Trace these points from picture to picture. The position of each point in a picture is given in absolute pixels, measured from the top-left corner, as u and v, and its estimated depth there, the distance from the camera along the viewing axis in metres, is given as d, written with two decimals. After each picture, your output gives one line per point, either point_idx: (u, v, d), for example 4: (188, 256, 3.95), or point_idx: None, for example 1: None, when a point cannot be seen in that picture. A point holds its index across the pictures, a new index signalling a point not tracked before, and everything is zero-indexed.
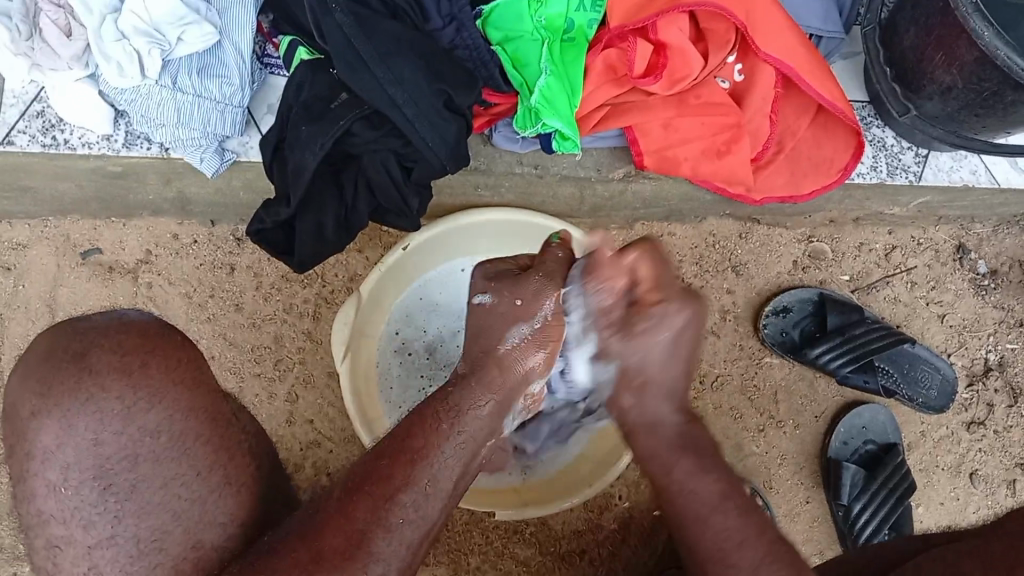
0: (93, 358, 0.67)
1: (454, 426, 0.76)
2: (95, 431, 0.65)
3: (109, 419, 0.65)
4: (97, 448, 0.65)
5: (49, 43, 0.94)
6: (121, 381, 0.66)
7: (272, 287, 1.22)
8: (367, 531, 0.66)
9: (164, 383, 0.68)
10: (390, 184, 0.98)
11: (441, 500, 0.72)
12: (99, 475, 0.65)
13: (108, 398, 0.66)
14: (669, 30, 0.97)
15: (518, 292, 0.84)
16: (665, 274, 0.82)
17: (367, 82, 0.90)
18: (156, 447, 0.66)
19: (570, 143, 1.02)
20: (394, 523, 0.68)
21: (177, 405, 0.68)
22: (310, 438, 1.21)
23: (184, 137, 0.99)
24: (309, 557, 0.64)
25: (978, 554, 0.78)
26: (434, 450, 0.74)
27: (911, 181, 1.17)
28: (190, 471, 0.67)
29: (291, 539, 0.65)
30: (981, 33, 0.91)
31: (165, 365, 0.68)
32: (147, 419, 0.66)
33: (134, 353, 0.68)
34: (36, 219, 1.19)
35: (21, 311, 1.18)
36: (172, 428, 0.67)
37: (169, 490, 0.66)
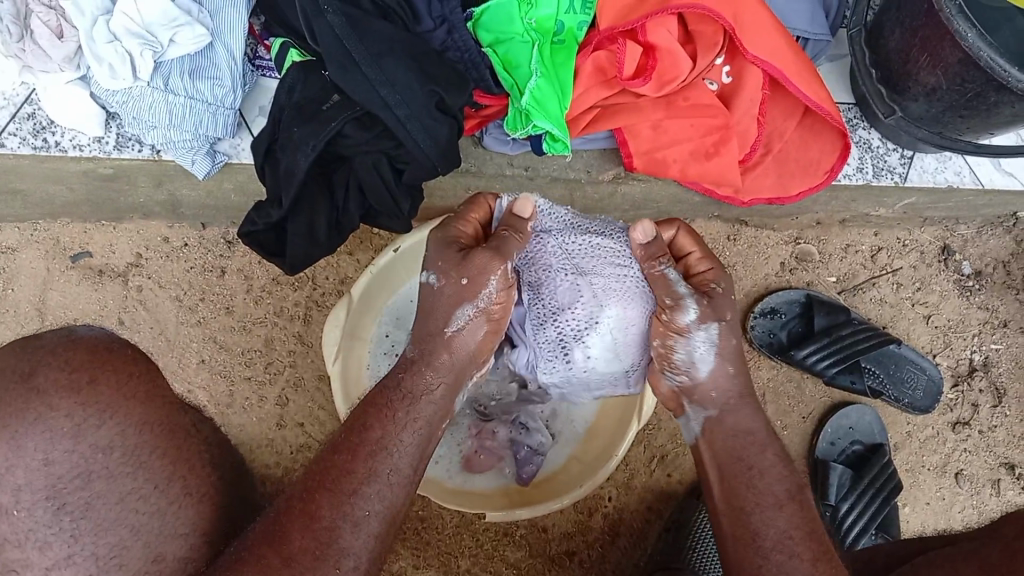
0: (40, 378, 0.63)
1: (409, 413, 0.80)
2: (45, 450, 0.62)
3: (59, 437, 0.63)
4: (48, 468, 0.62)
5: (41, 46, 0.93)
6: (70, 400, 0.63)
7: (263, 290, 1.22)
8: (333, 527, 0.71)
9: (115, 398, 0.65)
10: (381, 185, 0.99)
11: (402, 485, 0.77)
12: (51, 496, 0.62)
13: (56, 418, 0.63)
14: (658, 31, 0.98)
15: (463, 272, 0.81)
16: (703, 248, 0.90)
17: (359, 82, 0.91)
18: (109, 464, 0.64)
19: (560, 144, 1.03)
20: (359, 515, 0.73)
21: (130, 420, 0.65)
22: (299, 442, 1.21)
23: (175, 139, 0.99)
24: (280, 560, 0.68)
25: (976, 558, 0.79)
26: (394, 440, 0.78)
27: (896, 182, 1.18)
28: (146, 485, 0.65)
29: (257, 543, 0.68)
30: (964, 35, 0.93)
31: (116, 381, 0.66)
32: (98, 434, 0.64)
33: (83, 370, 0.65)
34: (26, 222, 1.19)
35: (9, 314, 1.18)
36: (125, 444, 0.65)
37: (125, 506, 0.64)
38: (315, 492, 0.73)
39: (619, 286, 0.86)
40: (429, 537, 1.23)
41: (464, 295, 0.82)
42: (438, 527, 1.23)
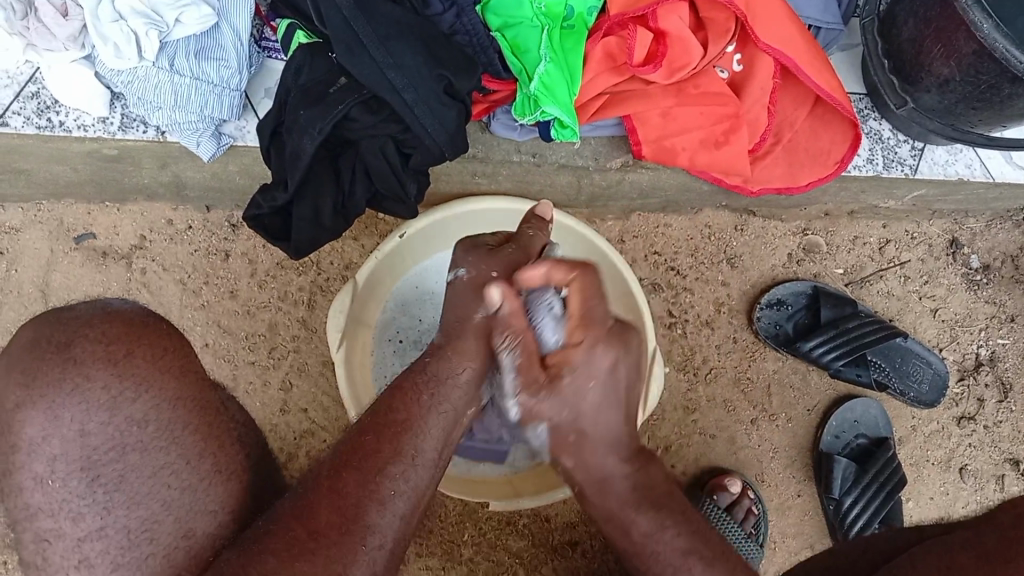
0: (77, 349, 0.63)
1: (433, 396, 0.78)
2: (81, 421, 0.62)
3: (94, 409, 0.62)
4: (84, 439, 0.62)
5: (44, 23, 0.93)
6: (106, 370, 0.63)
7: (267, 274, 1.21)
8: (360, 504, 0.66)
9: (150, 371, 0.65)
10: (387, 168, 0.98)
11: (427, 468, 0.73)
12: (86, 467, 0.61)
13: (92, 389, 0.62)
14: (669, 18, 0.97)
15: (494, 266, 0.87)
16: (597, 308, 0.80)
17: (367, 65, 0.90)
18: (144, 437, 0.63)
19: (569, 130, 1.03)
20: (385, 494, 0.68)
21: (164, 394, 0.64)
22: (303, 427, 1.20)
23: (181, 120, 0.98)
24: (307, 535, 0.62)
25: (973, 545, 0.78)
26: (418, 420, 0.75)
27: (907, 174, 1.17)
28: (179, 460, 0.64)
29: (287, 516, 0.64)
30: (979, 26, 0.91)
31: (150, 355, 0.65)
32: (134, 407, 0.63)
33: (120, 343, 0.65)
34: (29, 202, 1.18)
35: (13, 295, 1.17)
36: (159, 417, 0.64)
37: (158, 480, 0.62)
38: (344, 469, 0.68)
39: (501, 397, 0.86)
40: (432, 526, 1.22)
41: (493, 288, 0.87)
42: (441, 515, 1.23)
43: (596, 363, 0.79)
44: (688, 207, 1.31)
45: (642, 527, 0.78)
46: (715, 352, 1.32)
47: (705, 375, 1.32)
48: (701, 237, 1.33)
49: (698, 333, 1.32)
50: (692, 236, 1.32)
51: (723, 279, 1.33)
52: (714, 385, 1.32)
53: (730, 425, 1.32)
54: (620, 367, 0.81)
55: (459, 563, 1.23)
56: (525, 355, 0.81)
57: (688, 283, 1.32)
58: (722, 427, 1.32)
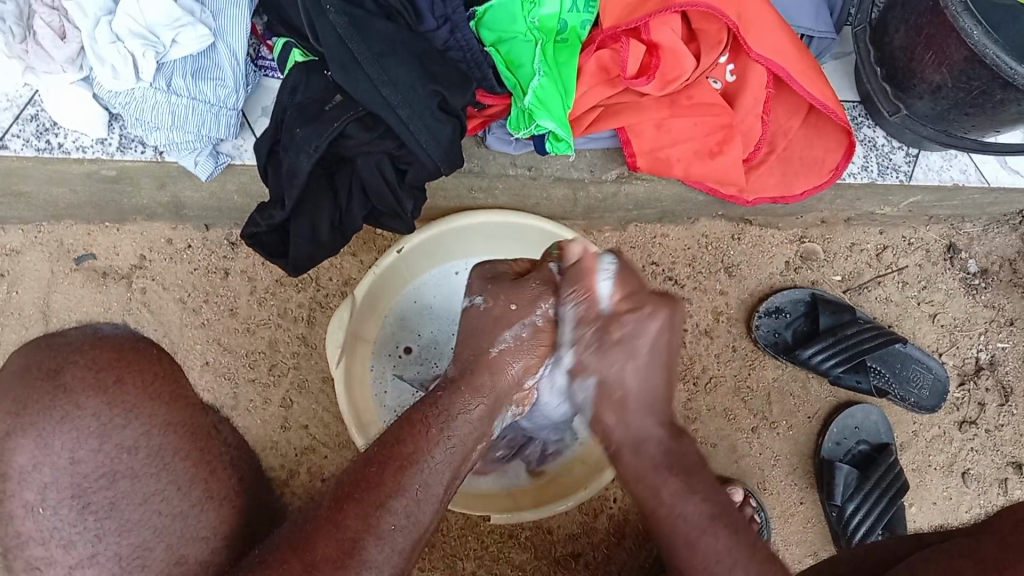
0: (67, 375, 0.58)
1: (443, 430, 0.80)
2: (71, 449, 0.57)
3: (85, 437, 0.57)
4: (73, 467, 0.57)
5: (43, 46, 0.94)
6: (96, 399, 0.58)
7: (266, 291, 1.21)
8: (357, 538, 0.68)
9: (141, 398, 0.59)
10: (383, 185, 0.98)
11: (431, 503, 0.75)
12: (76, 495, 0.57)
13: (81, 417, 0.57)
14: (662, 30, 0.97)
15: (512, 296, 0.87)
16: (634, 285, 0.86)
17: (361, 82, 0.91)
18: (134, 464, 0.58)
19: (564, 143, 1.03)
20: (383, 529, 0.70)
21: (153, 420, 0.59)
22: (304, 443, 1.20)
23: (178, 140, 0.99)
24: (301, 569, 0.63)
25: (972, 553, 0.78)
26: (424, 454, 0.77)
27: (901, 180, 1.18)
28: (170, 487, 0.59)
29: (281, 547, 0.64)
30: (970, 32, 0.93)
31: (142, 382, 0.60)
32: (124, 434, 0.58)
33: (110, 368, 0.59)
34: (29, 224, 1.19)
35: (14, 316, 1.18)
36: (149, 444, 0.59)
37: (149, 507, 0.58)
38: (342, 505, 0.70)
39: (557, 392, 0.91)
40: (434, 539, 1.22)
41: (510, 318, 0.87)
42: (443, 529, 1.23)
43: (642, 331, 0.83)
44: (685, 217, 1.32)
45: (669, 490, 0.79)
46: (715, 361, 1.32)
47: (705, 384, 1.32)
48: (698, 247, 1.33)
49: (697, 342, 1.32)
50: (689, 246, 1.33)
51: (722, 288, 1.33)
52: (715, 394, 1.32)
53: (731, 434, 1.32)
54: (661, 347, 0.85)
55: None
56: (587, 315, 0.85)
57: (686, 293, 1.32)
58: (723, 437, 1.32)
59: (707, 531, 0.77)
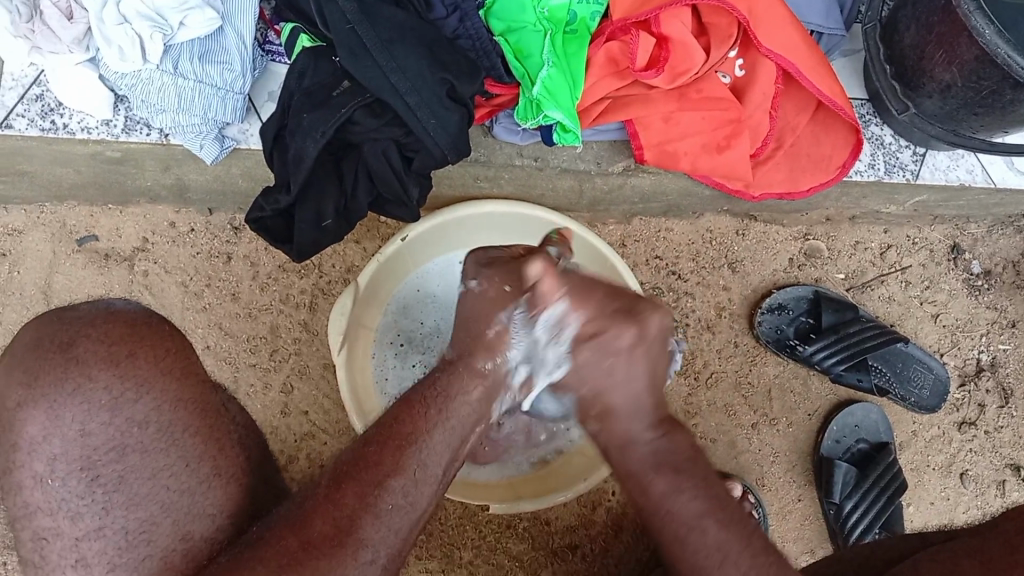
0: (79, 349, 0.63)
1: (442, 410, 0.78)
2: (82, 422, 0.61)
3: (95, 410, 0.62)
4: (84, 439, 0.61)
5: (49, 26, 0.94)
6: (108, 372, 0.63)
7: (269, 277, 1.21)
8: (354, 516, 0.66)
9: (152, 372, 0.64)
10: (389, 173, 0.98)
11: (429, 485, 0.72)
12: (85, 467, 0.61)
13: (93, 390, 0.62)
14: (671, 23, 0.98)
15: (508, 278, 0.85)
16: (598, 305, 0.81)
17: (370, 69, 0.90)
18: (144, 438, 0.62)
19: (571, 135, 1.02)
20: (382, 509, 0.67)
21: (164, 396, 0.64)
22: (304, 430, 1.20)
23: (184, 123, 0.98)
24: (298, 546, 0.62)
25: (976, 553, 0.78)
26: (423, 434, 0.74)
27: (908, 179, 1.17)
28: (179, 463, 0.63)
29: (279, 524, 0.64)
30: (981, 31, 0.93)
31: (153, 357, 0.65)
32: (135, 409, 0.63)
33: (123, 343, 0.64)
34: (32, 205, 1.18)
35: (15, 297, 1.18)
36: (159, 419, 0.63)
37: (158, 482, 0.62)
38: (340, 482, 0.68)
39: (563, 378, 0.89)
40: (432, 528, 1.22)
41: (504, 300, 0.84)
42: (441, 518, 1.23)
43: (614, 344, 0.79)
44: (689, 211, 1.31)
45: (659, 487, 0.76)
46: (716, 356, 1.32)
47: (706, 379, 1.32)
48: (703, 242, 1.33)
49: (699, 338, 1.32)
50: (693, 240, 1.32)
51: (725, 284, 1.33)
52: (716, 390, 1.32)
53: (731, 430, 1.32)
54: (642, 353, 0.80)
55: (459, 566, 1.23)
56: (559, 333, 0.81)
57: (689, 287, 1.32)
58: (722, 432, 1.32)
59: (695, 528, 0.73)
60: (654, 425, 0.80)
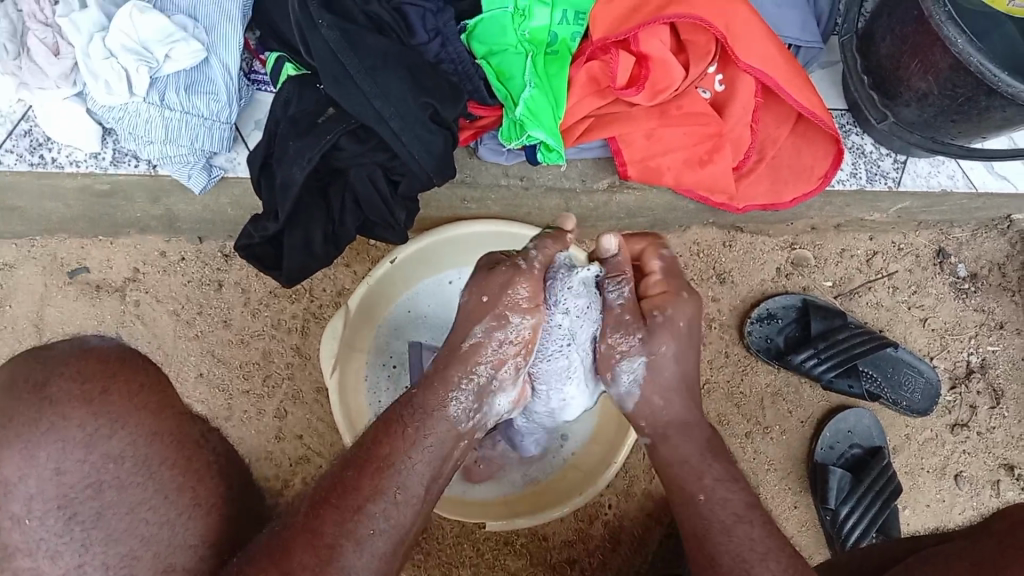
0: (53, 388, 0.60)
1: (420, 428, 0.80)
2: (56, 460, 0.59)
3: (71, 447, 0.60)
4: (59, 478, 0.59)
5: (36, 62, 0.95)
6: (82, 410, 0.60)
7: (260, 302, 1.22)
8: (336, 544, 0.70)
9: (125, 408, 0.62)
10: (376, 197, 0.99)
11: (410, 505, 0.76)
12: (62, 505, 0.59)
13: (67, 428, 0.60)
14: (651, 42, 0.98)
15: (485, 288, 0.85)
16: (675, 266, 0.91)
17: (354, 95, 0.92)
18: (120, 474, 0.61)
19: (555, 154, 1.04)
20: (362, 533, 0.72)
21: (140, 430, 0.62)
22: (299, 454, 1.21)
23: (172, 154, 0.99)
24: (278, 573, 0.65)
25: (970, 552, 0.79)
26: (401, 456, 0.78)
27: (889, 186, 1.19)
28: (156, 496, 0.62)
29: (258, 557, 0.66)
30: (954, 40, 0.93)
31: (127, 392, 0.63)
32: (110, 445, 0.61)
33: (96, 381, 0.62)
34: (23, 239, 1.19)
35: (7, 330, 1.18)
36: (136, 454, 0.62)
37: (136, 516, 0.61)
38: (321, 506, 0.73)
39: (568, 377, 0.92)
40: (429, 547, 1.23)
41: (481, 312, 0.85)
42: (439, 536, 1.23)
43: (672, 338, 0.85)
44: (676, 224, 1.33)
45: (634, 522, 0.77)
46: (707, 367, 1.33)
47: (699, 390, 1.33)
48: (690, 254, 1.34)
49: None
50: (681, 253, 1.34)
51: (714, 295, 1.34)
52: (709, 401, 1.33)
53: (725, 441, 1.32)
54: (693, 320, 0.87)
55: None
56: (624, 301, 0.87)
57: None
58: None
59: (742, 519, 0.79)
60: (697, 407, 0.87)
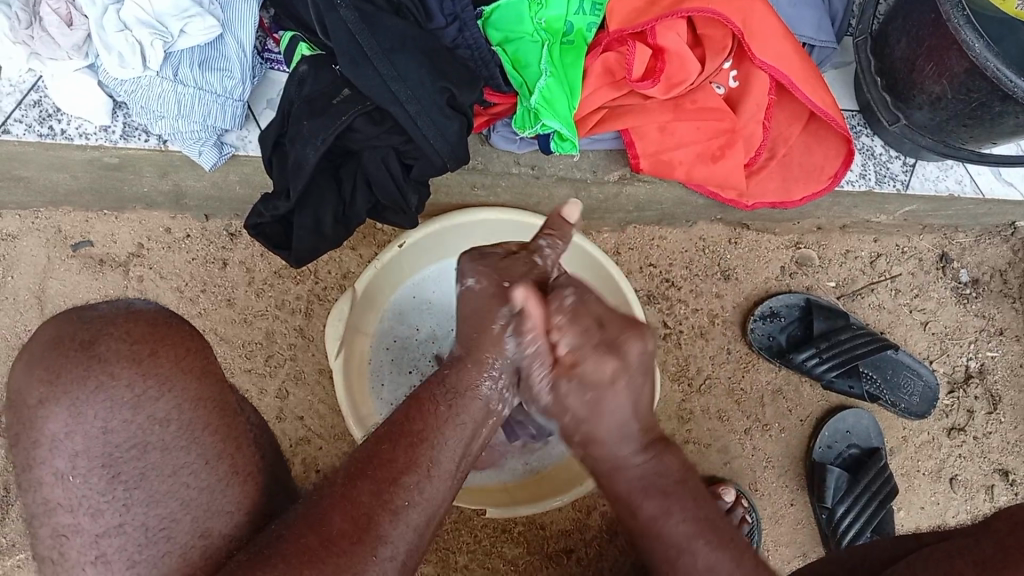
0: (102, 348, 0.67)
1: (452, 407, 0.77)
2: (104, 419, 0.65)
3: (119, 406, 0.66)
4: (106, 436, 0.65)
5: (49, 31, 0.93)
6: (130, 369, 0.66)
7: (264, 283, 1.21)
8: (372, 513, 0.67)
9: (174, 372, 0.68)
10: (388, 179, 0.99)
11: (443, 482, 0.72)
12: (106, 464, 0.65)
13: (116, 387, 0.66)
14: (667, 35, 0.99)
15: (521, 280, 0.85)
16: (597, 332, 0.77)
17: (370, 77, 0.91)
18: (165, 436, 0.66)
19: (569, 143, 1.04)
20: (399, 504, 0.68)
21: (187, 393, 0.68)
22: (300, 435, 1.21)
23: (183, 129, 0.99)
24: (318, 542, 0.63)
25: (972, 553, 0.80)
26: (435, 432, 0.74)
27: (898, 189, 1.19)
28: (198, 460, 0.67)
29: (296, 525, 0.65)
30: (971, 45, 0.93)
31: (175, 355, 0.68)
32: (156, 407, 0.66)
33: (144, 343, 0.68)
34: (27, 210, 1.18)
35: (9, 301, 1.17)
36: (181, 417, 0.67)
37: (178, 479, 0.66)
38: (356, 478, 0.69)
39: None
40: None
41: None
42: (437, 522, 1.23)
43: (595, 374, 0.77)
44: (683, 220, 1.33)
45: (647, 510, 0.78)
46: (709, 362, 1.34)
47: (699, 385, 1.33)
48: (695, 249, 1.34)
49: (693, 344, 1.33)
50: (686, 248, 1.34)
51: (717, 291, 1.34)
52: (708, 396, 1.33)
53: (724, 436, 1.33)
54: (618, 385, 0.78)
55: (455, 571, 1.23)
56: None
57: (682, 295, 1.33)
58: (715, 438, 1.33)
59: (709, 518, 0.77)
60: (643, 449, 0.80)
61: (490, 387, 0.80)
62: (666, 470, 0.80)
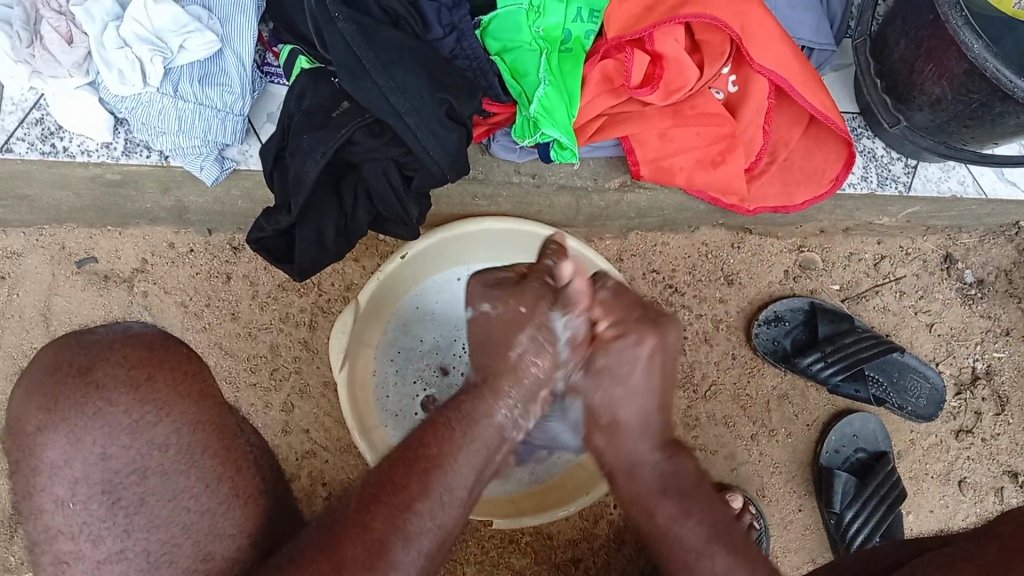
0: (99, 373, 0.67)
1: (466, 434, 0.76)
2: (103, 445, 0.66)
3: (117, 432, 0.66)
4: (105, 462, 0.66)
5: (49, 50, 0.94)
6: (127, 395, 0.67)
7: (268, 296, 1.22)
8: (385, 538, 0.67)
9: (171, 396, 0.68)
10: (389, 191, 0.99)
11: (456, 509, 0.72)
12: (106, 490, 0.65)
13: (114, 413, 0.66)
14: (665, 41, 0.98)
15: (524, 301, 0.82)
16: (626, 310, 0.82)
17: (369, 89, 0.91)
18: (163, 461, 0.67)
19: (568, 151, 1.04)
20: (411, 529, 0.68)
21: (185, 417, 0.68)
22: (305, 448, 1.21)
23: (184, 145, 0.99)
24: (331, 565, 0.64)
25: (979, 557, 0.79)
26: (449, 457, 0.73)
27: (900, 191, 1.19)
28: (198, 484, 0.67)
29: (311, 548, 0.65)
30: (970, 46, 0.93)
31: (172, 379, 0.69)
32: (154, 432, 0.67)
33: (141, 367, 0.68)
34: (31, 227, 1.19)
35: (15, 320, 1.18)
36: (179, 441, 0.68)
37: (178, 504, 0.66)
38: (370, 505, 0.68)
39: None
40: None
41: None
42: None
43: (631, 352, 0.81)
44: (685, 225, 1.32)
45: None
46: (714, 368, 1.33)
47: (705, 391, 1.33)
48: (698, 255, 1.34)
49: (697, 350, 1.33)
50: (689, 254, 1.34)
51: (721, 296, 1.34)
52: (714, 402, 1.32)
53: (731, 442, 1.32)
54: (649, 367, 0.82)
55: None
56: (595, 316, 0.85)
57: (686, 301, 1.33)
58: (722, 444, 1.32)
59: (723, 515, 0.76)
60: (661, 446, 0.82)
61: (505, 416, 0.79)
62: (672, 478, 0.80)
